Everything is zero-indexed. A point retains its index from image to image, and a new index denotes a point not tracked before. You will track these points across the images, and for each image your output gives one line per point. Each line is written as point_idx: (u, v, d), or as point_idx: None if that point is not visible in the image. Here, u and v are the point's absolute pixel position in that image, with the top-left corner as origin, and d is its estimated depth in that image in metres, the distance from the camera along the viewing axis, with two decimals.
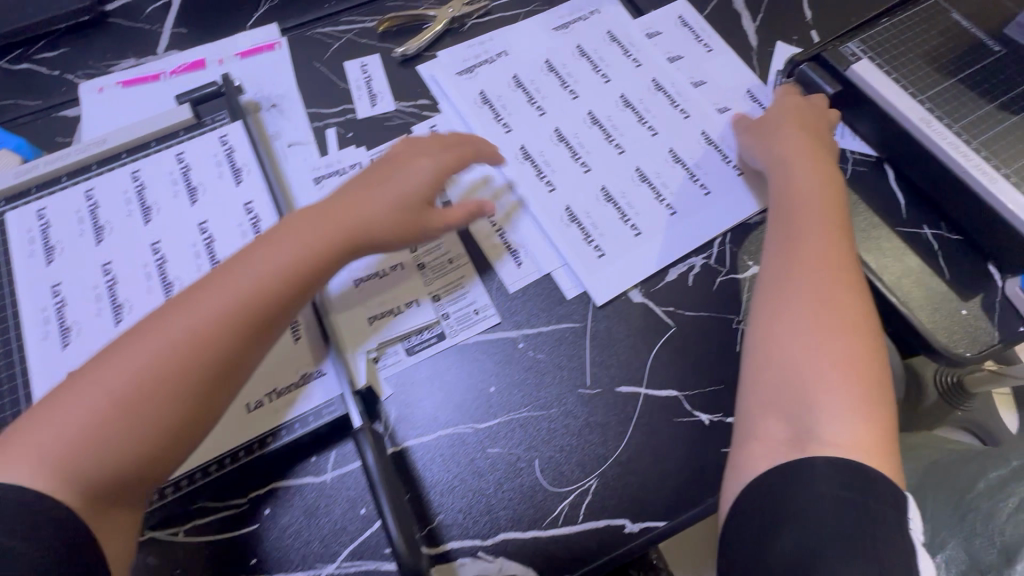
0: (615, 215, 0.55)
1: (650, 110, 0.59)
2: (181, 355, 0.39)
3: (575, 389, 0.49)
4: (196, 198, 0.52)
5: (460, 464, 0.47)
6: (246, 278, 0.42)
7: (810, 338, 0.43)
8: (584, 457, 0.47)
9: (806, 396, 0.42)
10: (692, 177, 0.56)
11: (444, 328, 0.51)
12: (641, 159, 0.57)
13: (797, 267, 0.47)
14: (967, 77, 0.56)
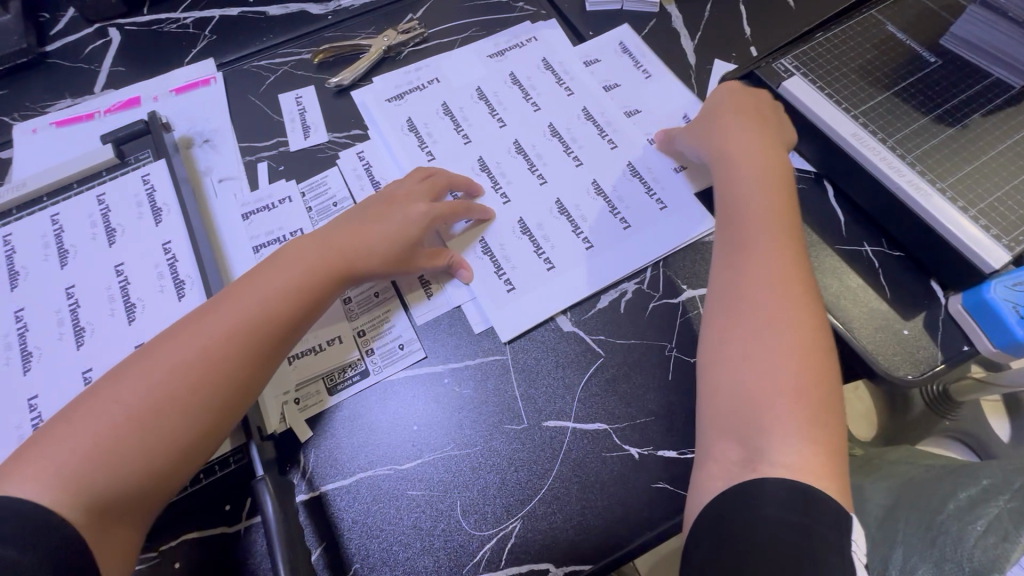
0: (529, 248, 0.53)
1: (576, 140, 0.59)
2: (175, 395, 0.37)
3: (501, 425, 0.47)
4: (114, 240, 0.51)
5: (380, 509, 0.45)
6: (245, 306, 0.41)
7: (766, 352, 0.40)
8: (507, 498, 0.45)
9: (760, 415, 0.38)
10: (612, 210, 0.55)
11: (367, 365, 0.50)
12: (562, 192, 0.56)
13: (750, 274, 0.43)
14: (903, 90, 0.55)
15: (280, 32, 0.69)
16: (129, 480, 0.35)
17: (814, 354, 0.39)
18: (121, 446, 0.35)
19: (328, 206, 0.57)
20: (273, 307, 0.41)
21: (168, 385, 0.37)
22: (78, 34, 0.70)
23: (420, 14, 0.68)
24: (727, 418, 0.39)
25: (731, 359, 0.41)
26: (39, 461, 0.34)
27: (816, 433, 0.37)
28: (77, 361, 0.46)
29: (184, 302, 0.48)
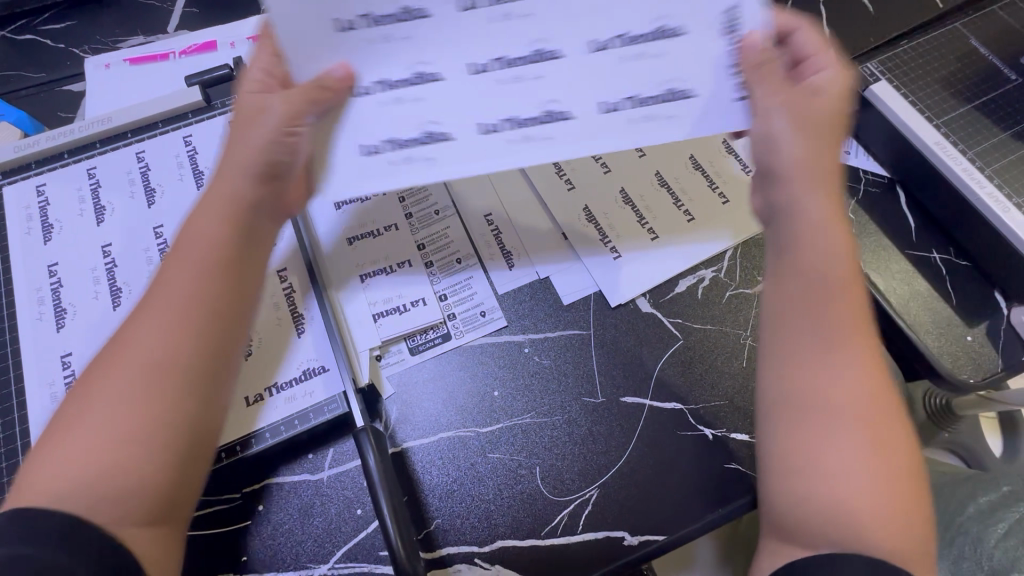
0: (633, 217, 0.55)
1: (435, 160, 0.39)
2: (114, 389, 0.31)
3: (579, 398, 0.49)
4: (202, 183, 0.51)
5: (460, 468, 0.46)
6: (185, 258, 0.36)
7: (843, 432, 0.32)
8: (585, 467, 0.47)
9: (850, 517, 0.31)
10: (712, 185, 0.56)
11: (449, 329, 0.51)
12: (661, 165, 0.57)
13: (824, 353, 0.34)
14: (983, 104, 0.56)
15: None
16: (105, 487, 0.30)
17: (892, 430, 0.33)
18: (75, 458, 0.30)
19: None
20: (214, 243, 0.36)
21: (130, 372, 0.32)
22: None
23: None
24: (809, 522, 0.32)
25: (800, 448, 0.33)
26: (24, 497, 0.29)
27: (909, 516, 0.31)
28: None
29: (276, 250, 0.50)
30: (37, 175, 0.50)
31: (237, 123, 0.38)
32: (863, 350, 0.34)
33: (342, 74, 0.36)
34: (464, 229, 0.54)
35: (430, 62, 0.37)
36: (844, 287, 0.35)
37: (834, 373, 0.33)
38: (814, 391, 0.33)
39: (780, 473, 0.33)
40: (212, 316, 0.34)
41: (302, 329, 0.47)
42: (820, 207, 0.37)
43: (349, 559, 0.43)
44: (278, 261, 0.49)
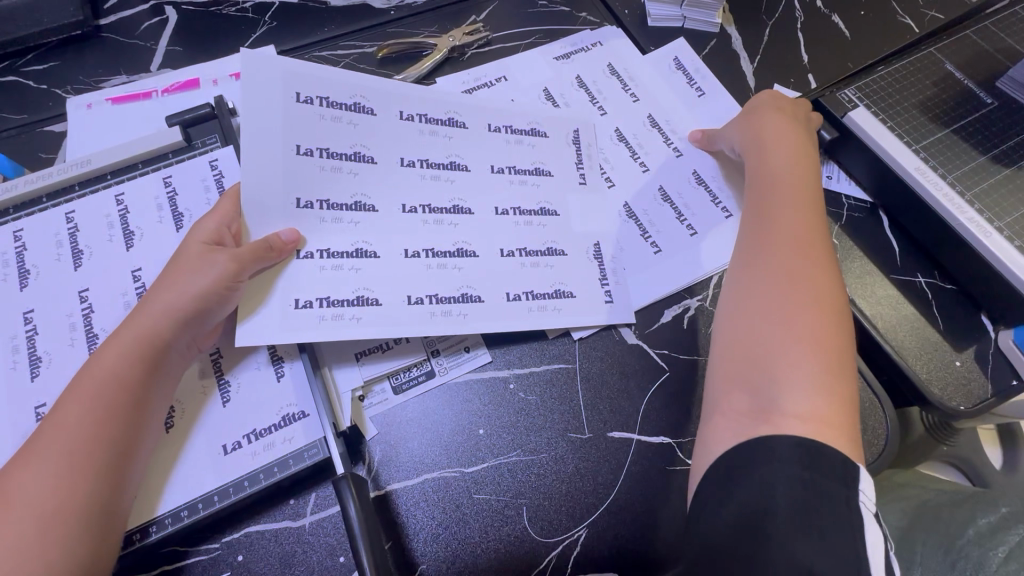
0: (606, 248, 0.55)
1: (362, 267, 0.47)
2: (69, 512, 0.35)
3: (566, 434, 0.48)
4: (182, 225, 0.50)
5: (445, 511, 0.45)
6: (109, 398, 0.38)
7: (766, 291, 0.43)
8: (574, 505, 0.46)
9: (778, 372, 0.39)
10: (681, 218, 0.57)
11: (433, 366, 0.50)
12: (630, 196, 0.57)
13: (770, 240, 0.46)
14: (961, 128, 0.57)
15: (342, 25, 0.68)
16: None
17: (827, 308, 0.42)
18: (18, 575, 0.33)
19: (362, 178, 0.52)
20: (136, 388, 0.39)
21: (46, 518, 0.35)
22: (132, 10, 0.68)
23: (483, 17, 0.69)
24: (747, 361, 0.41)
25: (737, 306, 0.45)
26: None
27: (833, 380, 0.38)
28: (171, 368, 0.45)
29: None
30: (13, 220, 0.50)
31: (174, 266, 0.42)
32: (794, 243, 0.45)
33: (289, 237, 0.45)
34: None
35: (368, 242, 0.48)
36: (799, 207, 0.47)
37: (771, 253, 0.45)
38: (757, 264, 0.45)
39: (733, 333, 0.44)
40: (131, 446, 0.39)
41: (280, 372, 0.45)
42: (785, 157, 0.51)
43: None
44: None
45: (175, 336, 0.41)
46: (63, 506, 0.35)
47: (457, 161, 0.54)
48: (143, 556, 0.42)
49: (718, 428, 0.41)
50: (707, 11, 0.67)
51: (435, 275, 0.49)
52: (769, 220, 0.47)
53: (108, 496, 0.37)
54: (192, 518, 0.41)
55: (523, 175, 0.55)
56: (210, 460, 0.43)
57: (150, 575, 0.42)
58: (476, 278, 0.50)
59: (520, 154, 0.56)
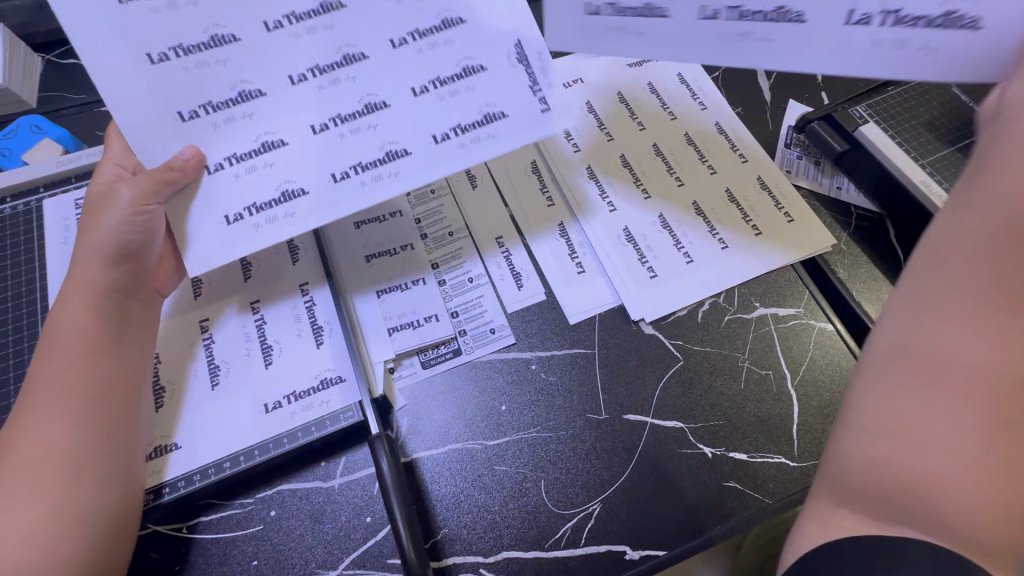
0: (634, 254, 0.57)
1: (276, 161, 0.44)
2: (61, 457, 0.39)
3: (584, 413, 0.50)
4: None
5: (467, 479, 0.48)
6: (68, 342, 0.42)
7: (956, 404, 0.30)
8: (589, 481, 0.48)
9: (938, 500, 0.30)
10: (713, 231, 0.59)
11: (460, 344, 0.53)
12: (699, 194, 0.61)
13: (964, 311, 0.32)
14: (965, 147, 0.60)
15: None
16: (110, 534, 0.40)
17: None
18: (40, 515, 0.38)
19: (425, 193, 0.60)
20: (93, 328, 0.42)
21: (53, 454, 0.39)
22: None
23: None
24: (888, 476, 0.32)
25: (904, 402, 0.32)
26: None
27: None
28: (198, 309, 0.50)
29: (299, 265, 0.52)
30: (76, 189, 0.53)
31: (91, 215, 0.45)
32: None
33: (191, 157, 0.43)
34: (475, 249, 0.57)
35: (274, 131, 0.44)
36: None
37: (988, 353, 0.30)
38: (948, 355, 0.31)
39: (872, 428, 0.33)
40: (107, 394, 0.42)
41: (321, 339, 0.48)
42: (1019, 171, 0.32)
43: (357, 567, 0.44)
44: (303, 275, 0.52)
45: (115, 284, 0.44)
46: (48, 456, 0.39)
47: (353, 54, 0.45)
48: (178, 508, 0.45)
49: (834, 523, 0.34)
50: None
51: (351, 141, 0.45)
52: (973, 280, 0.32)
53: (105, 421, 0.41)
54: (232, 470, 0.44)
55: (593, 176, 0.61)
56: (252, 416, 0.46)
57: (186, 525, 0.45)
58: (395, 132, 0.46)
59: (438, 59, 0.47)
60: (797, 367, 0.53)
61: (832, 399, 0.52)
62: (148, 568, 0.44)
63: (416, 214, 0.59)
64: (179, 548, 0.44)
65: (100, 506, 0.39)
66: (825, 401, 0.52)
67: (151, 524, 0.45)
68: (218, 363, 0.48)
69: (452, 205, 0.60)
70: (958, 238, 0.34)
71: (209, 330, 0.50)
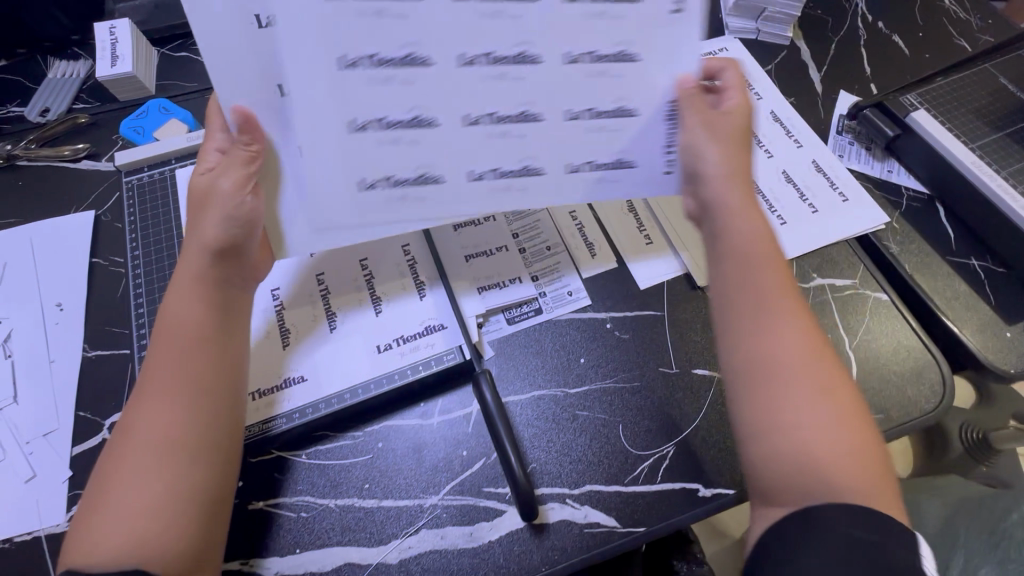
0: (697, 229, 0.62)
1: (422, 138, 0.44)
2: (171, 443, 0.39)
3: (656, 368, 0.55)
4: None
5: (552, 422, 0.53)
6: (183, 338, 0.42)
7: (796, 394, 0.40)
8: (663, 427, 0.53)
9: (822, 472, 0.37)
10: (771, 208, 0.63)
11: (541, 304, 0.58)
12: (757, 175, 0.65)
13: (754, 323, 0.42)
14: (1014, 132, 0.64)
15: None
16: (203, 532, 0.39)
17: (860, 415, 0.40)
18: (154, 509, 0.37)
19: None
20: (206, 323, 0.43)
21: (161, 445, 0.39)
22: None
23: None
24: (779, 464, 0.38)
25: (767, 404, 0.40)
26: (97, 531, 0.36)
27: (868, 477, 0.38)
28: (313, 265, 0.56)
29: None
30: None
31: (193, 206, 0.45)
32: (801, 338, 0.42)
33: (238, 118, 0.41)
34: (552, 222, 0.63)
35: (428, 107, 0.43)
36: (744, 300, 0.43)
37: (781, 346, 0.41)
38: (773, 360, 0.41)
39: (758, 432, 0.40)
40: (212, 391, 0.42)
41: (423, 292, 0.55)
42: (749, 225, 0.45)
43: (457, 493, 0.49)
44: (403, 237, 0.58)
45: (218, 273, 0.44)
46: (165, 437, 0.39)
47: (418, 53, 0.41)
48: (299, 437, 0.51)
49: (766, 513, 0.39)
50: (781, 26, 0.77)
51: (492, 142, 0.45)
52: (751, 298, 0.43)
53: (217, 415, 0.42)
54: (351, 401, 0.51)
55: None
56: (368, 355, 0.52)
57: (305, 451, 0.51)
58: (535, 147, 0.47)
59: (498, 32, 0.41)
60: (854, 332, 0.57)
61: (886, 360, 0.56)
62: (273, 487, 0.49)
63: None
64: (298, 471, 0.50)
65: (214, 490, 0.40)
66: (879, 362, 0.56)
67: (275, 450, 0.50)
68: (332, 312, 0.54)
69: None
70: (733, 276, 0.44)
71: (325, 283, 0.56)
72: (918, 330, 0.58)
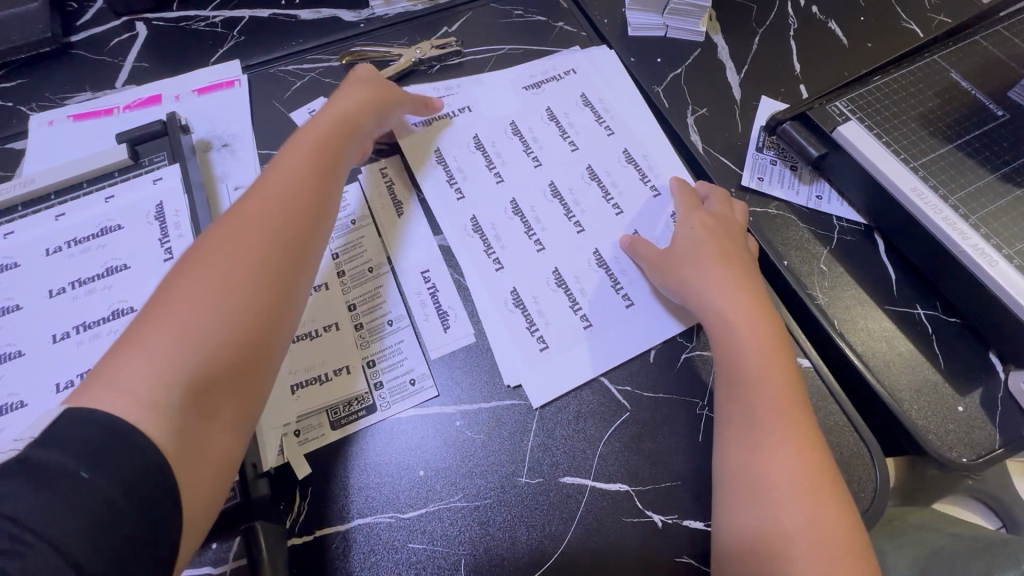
0: (522, 323, 0.49)
1: (120, 328, 0.45)
2: (246, 284, 0.38)
3: (514, 478, 0.44)
4: (109, 238, 0.48)
5: (377, 562, 0.42)
6: None
7: (793, 518, 0.38)
8: (517, 560, 0.42)
9: None
10: (614, 285, 0.51)
11: (375, 401, 0.47)
12: (600, 242, 0.53)
13: (763, 451, 0.40)
14: (967, 144, 0.51)
15: (310, 38, 0.67)
16: None
17: (852, 533, 0.38)
18: (209, 323, 0.35)
19: (343, 223, 0.54)
20: None
21: None
22: (103, 27, 0.68)
23: (455, 29, 0.66)
24: None
25: (773, 559, 0.37)
26: None
27: None
28: (63, 370, 0.43)
29: None
30: None
31: None
32: (801, 449, 0.39)
33: None
34: (398, 290, 0.51)
35: (125, 301, 0.46)
36: (791, 456, 0.39)
37: (781, 481, 0.39)
38: (763, 488, 0.39)
39: None
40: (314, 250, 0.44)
41: None
42: (748, 335, 0.44)
43: None
44: None
45: None
46: (263, 285, 0.39)
47: (7, 262, 0.47)
48: None
49: None
50: (691, 20, 0.64)
51: (89, 349, 0.44)
52: (760, 422, 0.41)
53: None
54: None
55: (479, 228, 0.53)
56: None
57: None
58: None
59: (90, 304, 0.46)
60: None
61: None
62: None
63: (332, 247, 0.52)
64: None
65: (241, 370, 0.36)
66: None
67: None
68: None
69: (373, 238, 0.53)
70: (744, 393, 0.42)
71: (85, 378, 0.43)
72: (847, 408, 0.46)
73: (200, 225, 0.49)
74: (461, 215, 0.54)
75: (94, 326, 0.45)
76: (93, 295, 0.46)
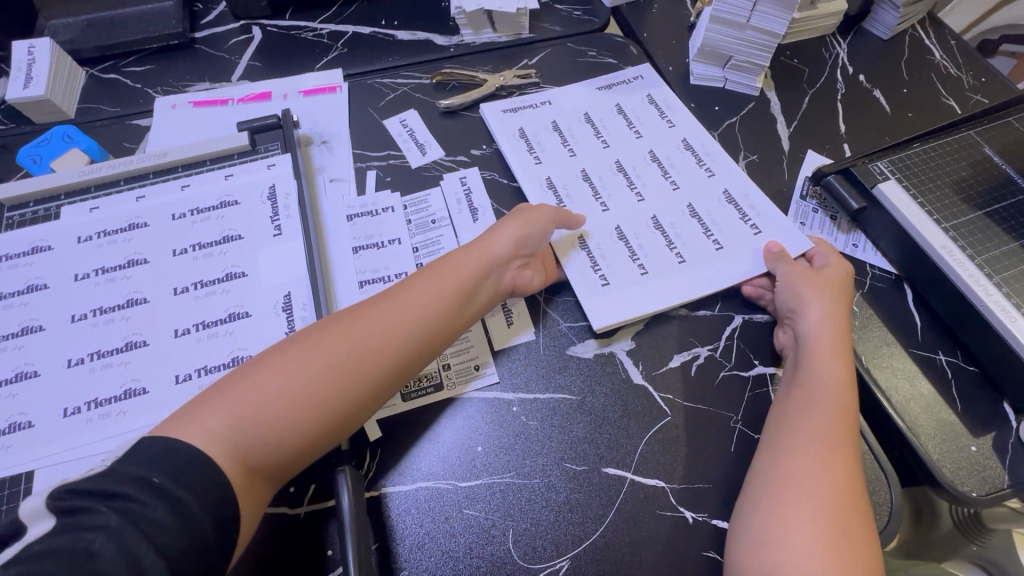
0: (625, 252, 0.58)
1: (232, 289, 0.52)
2: (359, 354, 0.42)
3: (562, 462, 0.49)
4: (227, 210, 0.55)
5: (434, 521, 0.46)
6: None
7: (806, 518, 0.39)
8: (560, 536, 0.46)
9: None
10: (670, 246, 0.58)
11: (442, 380, 0.52)
12: (659, 210, 0.60)
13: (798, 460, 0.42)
14: (995, 212, 0.57)
15: (404, 57, 0.74)
16: None
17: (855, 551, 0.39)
18: (320, 379, 0.41)
19: (426, 223, 0.61)
20: None
21: None
22: (224, 28, 0.77)
23: (535, 61, 0.74)
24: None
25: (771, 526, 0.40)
26: None
27: None
28: (182, 319, 0.50)
29: (289, 272, 0.53)
30: (93, 199, 0.56)
31: None
32: (833, 464, 0.42)
33: None
34: None
35: (238, 267, 0.53)
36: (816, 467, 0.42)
37: (803, 491, 0.41)
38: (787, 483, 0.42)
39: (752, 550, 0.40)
40: (462, 321, 0.48)
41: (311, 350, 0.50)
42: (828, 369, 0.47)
43: None
44: (286, 283, 0.52)
45: None
46: (373, 347, 0.43)
47: (138, 222, 0.54)
48: None
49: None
50: (750, 76, 0.70)
51: (205, 303, 0.51)
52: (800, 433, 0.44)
53: None
54: None
55: (553, 186, 0.62)
56: None
57: None
58: (244, 297, 0.51)
59: (207, 266, 0.53)
60: None
61: None
62: None
63: (415, 242, 0.59)
64: None
65: (330, 427, 0.41)
66: None
67: None
68: (198, 367, 0.48)
69: (451, 237, 0.60)
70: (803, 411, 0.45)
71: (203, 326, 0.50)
72: (868, 437, 0.51)
73: (306, 208, 0.56)
74: (539, 175, 0.63)
75: (210, 285, 0.52)
76: (210, 258, 0.53)
